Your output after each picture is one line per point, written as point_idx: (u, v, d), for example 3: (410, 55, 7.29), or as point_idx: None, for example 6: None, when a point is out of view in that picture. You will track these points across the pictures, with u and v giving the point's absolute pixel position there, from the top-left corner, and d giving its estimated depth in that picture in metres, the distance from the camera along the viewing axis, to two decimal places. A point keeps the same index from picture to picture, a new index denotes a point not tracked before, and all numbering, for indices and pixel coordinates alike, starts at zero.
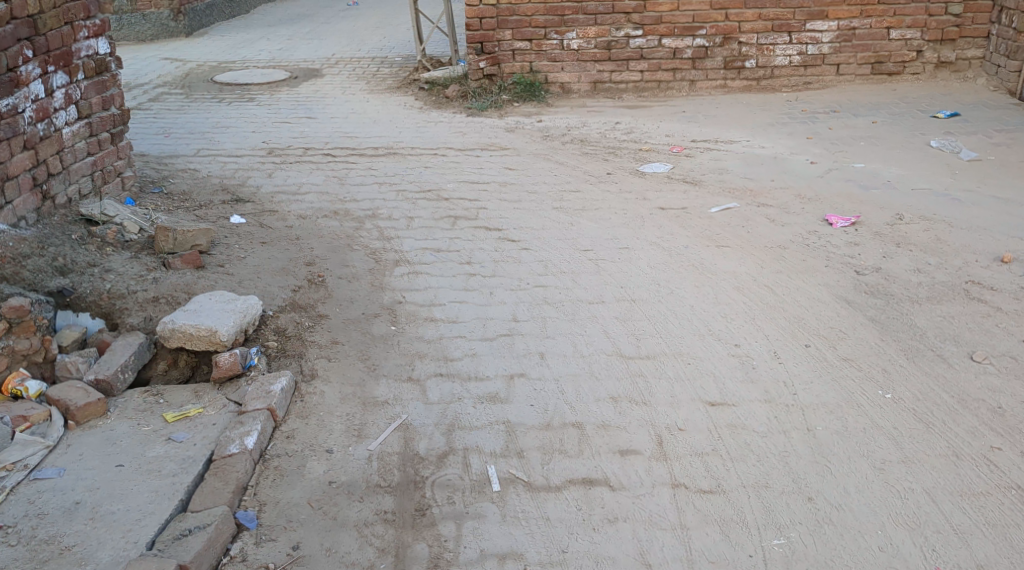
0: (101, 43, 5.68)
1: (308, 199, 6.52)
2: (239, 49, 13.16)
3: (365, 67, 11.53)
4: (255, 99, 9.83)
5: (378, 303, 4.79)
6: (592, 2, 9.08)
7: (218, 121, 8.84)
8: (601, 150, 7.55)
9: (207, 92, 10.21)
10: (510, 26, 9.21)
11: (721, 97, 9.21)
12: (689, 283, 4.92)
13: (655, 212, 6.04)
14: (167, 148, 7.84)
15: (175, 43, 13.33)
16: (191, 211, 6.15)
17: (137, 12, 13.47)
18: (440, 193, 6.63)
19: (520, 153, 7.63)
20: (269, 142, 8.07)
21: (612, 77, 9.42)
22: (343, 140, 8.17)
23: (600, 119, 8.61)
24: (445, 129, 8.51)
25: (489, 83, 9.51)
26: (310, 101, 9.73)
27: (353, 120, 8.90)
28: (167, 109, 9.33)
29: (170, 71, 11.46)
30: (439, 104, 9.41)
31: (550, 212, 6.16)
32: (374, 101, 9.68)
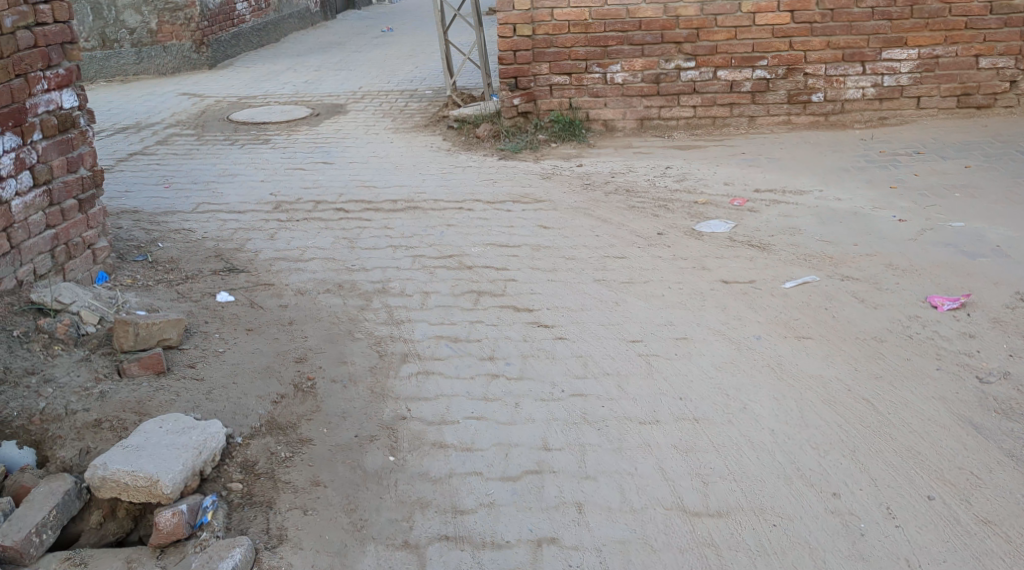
0: (66, 96, 4.89)
1: (311, 267, 5.66)
2: (262, 82, 12.42)
3: (392, 102, 10.72)
4: (270, 141, 9.05)
5: (377, 419, 3.87)
6: (638, 32, 8.18)
7: (225, 168, 8.04)
8: (650, 203, 6.59)
9: (220, 133, 9.45)
10: (547, 59, 8.32)
11: (785, 135, 8.25)
12: (764, 393, 3.92)
13: (715, 286, 5.07)
14: (163, 202, 7.05)
15: (195, 77, 12.61)
16: (174, 285, 5.32)
17: (158, 45, 12.73)
18: (462, 259, 5.71)
19: (557, 205, 6.70)
20: (276, 193, 7.25)
21: (661, 113, 8.49)
22: (358, 189, 7.31)
23: (648, 162, 7.66)
24: (473, 175, 7.61)
25: (524, 121, 8.61)
26: (329, 142, 8.92)
27: (373, 165, 8.05)
28: (173, 154, 8.55)
29: (185, 109, 10.73)
30: (469, 145, 8.54)
31: (591, 285, 5.21)
32: (398, 142, 8.83)
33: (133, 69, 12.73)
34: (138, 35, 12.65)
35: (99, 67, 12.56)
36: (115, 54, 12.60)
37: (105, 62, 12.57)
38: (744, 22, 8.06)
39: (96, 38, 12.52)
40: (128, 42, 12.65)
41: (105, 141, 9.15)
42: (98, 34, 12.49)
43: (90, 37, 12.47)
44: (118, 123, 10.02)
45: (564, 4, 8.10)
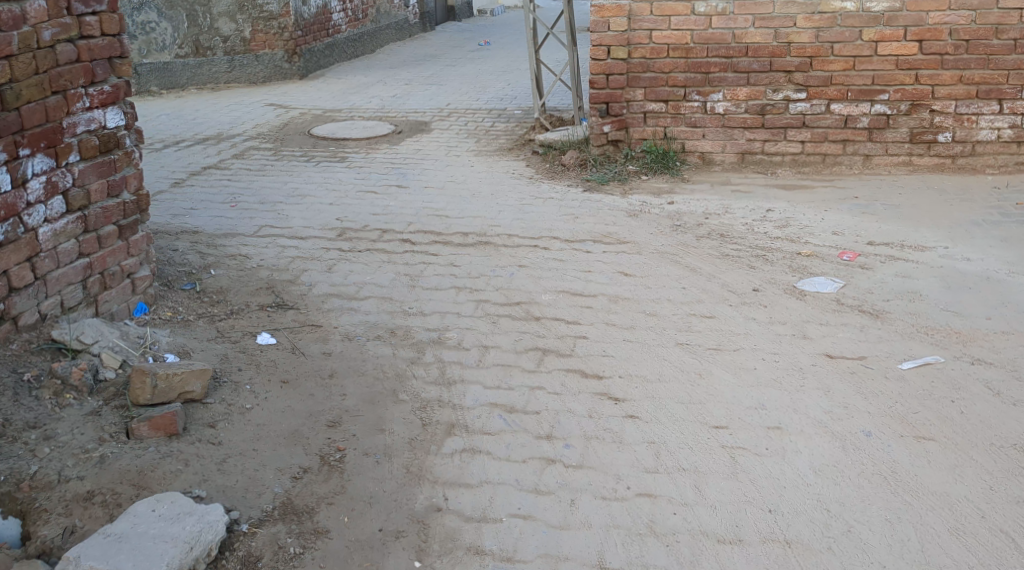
0: (110, 114, 4.54)
1: (364, 308, 5.19)
2: (351, 96, 12.16)
3: (478, 122, 10.27)
4: (347, 159, 8.69)
5: (407, 509, 3.33)
6: (745, 58, 7.52)
7: (295, 187, 7.69)
8: (747, 252, 5.90)
9: (299, 149, 9.15)
10: (642, 84, 7.75)
11: (904, 178, 7.44)
12: (874, 512, 3.23)
13: (818, 361, 4.36)
14: (226, 223, 6.72)
15: (285, 87, 12.44)
16: (215, 321, 4.92)
17: (250, 53, 12.58)
18: (530, 308, 5.14)
19: (642, 249, 6.07)
20: (343, 218, 6.84)
21: (765, 147, 7.77)
22: (429, 218, 6.84)
23: (746, 202, 6.97)
24: (553, 209, 7.04)
25: (614, 150, 8.06)
26: (407, 163, 8.50)
27: (449, 191, 7.58)
28: (247, 170, 8.27)
29: (269, 121, 10.51)
30: (553, 173, 8.01)
31: (672, 350, 4.57)
32: (479, 166, 8.36)
33: (226, 77, 12.56)
34: (231, 43, 12.53)
35: (192, 74, 12.44)
36: (208, 61, 12.47)
37: (198, 69, 12.45)
38: (864, 52, 7.32)
39: (190, 45, 12.41)
40: (221, 50, 12.53)
41: (183, 153, 8.95)
42: (192, 41, 12.40)
43: (184, 44, 12.39)
44: (200, 134, 9.84)
45: (665, 26, 7.52)
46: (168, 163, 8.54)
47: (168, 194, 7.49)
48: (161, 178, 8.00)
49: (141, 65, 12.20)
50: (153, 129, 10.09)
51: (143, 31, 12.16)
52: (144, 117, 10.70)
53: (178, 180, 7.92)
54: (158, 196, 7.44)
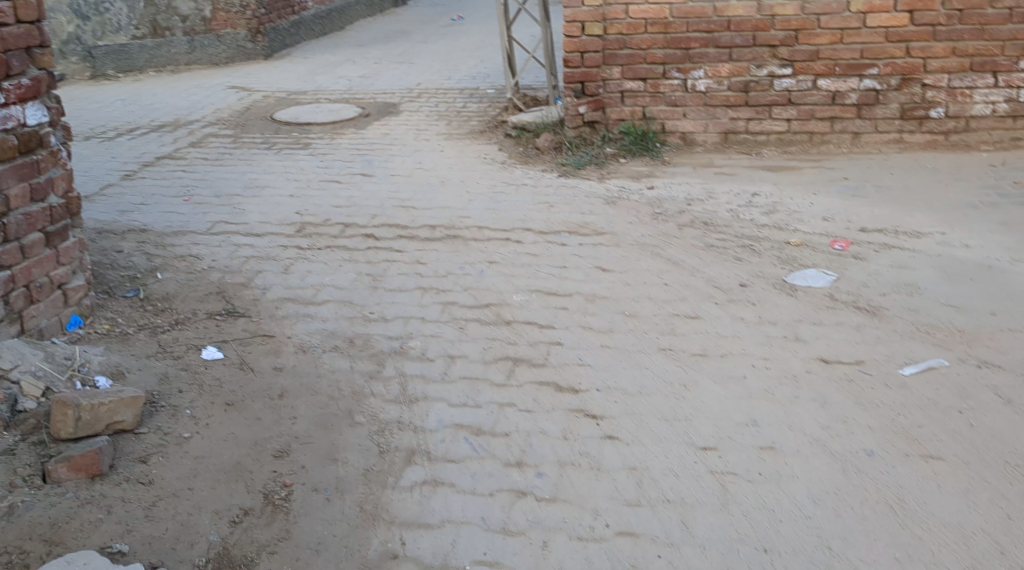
0: (31, 111, 4.10)
1: (322, 314, 4.80)
2: (317, 76, 11.68)
3: (450, 103, 9.85)
4: (310, 145, 8.25)
5: (359, 558, 2.98)
6: (726, 32, 7.15)
7: (254, 178, 7.26)
8: (732, 243, 5.54)
9: (260, 135, 8.70)
10: (619, 62, 7.36)
11: (895, 157, 7.09)
12: (881, 553, 2.92)
13: (812, 368, 4.02)
14: (177, 220, 6.29)
15: (249, 69, 11.93)
16: (157, 333, 4.52)
17: (211, 33, 12.10)
18: (500, 311, 4.77)
19: (620, 240, 5.71)
20: (303, 212, 6.43)
21: (749, 126, 7.41)
22: (395, 210, 6.44)
23: (730, 185, 6.62)
24: (527, 197, 6.65)
25: (590, 131, 7.64)
26: (374, 149, 8.08)
27: (417, 179, 7.17)
28: (204, 160, 7.82)
29: (231, 106, 10.03)
30: (527, 157, 7.61)
31: (653, 356, 4.21)
32: (450, 151, 7.96)
33: (186, 58, 12.05)
34: (190, 22, 11.99)
35: (150, 56, 11.86)
36: (166, 42, 11.93)
37: (156, 51, 11.89)
38: (852, 24, 6.95)
39: (147, 25, 11.80)
40: (180, 30, 11.99)
41: (137, 142, 8.48)
42: (149, 21, 11.80)
43: (141, 24, 11.76)
44: (157, 121, 9.36)
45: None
46: (120, 153, 8.08)
47: (117, 189, 7.04)
48: (112, 170, 7.55)
49: (96, 47, 11.53)
50: (107, 116, 9.60)
51: (96, 12, 11.47)
52: (98, 103, 10.19)
53: (130, 173, 7.47)
54: (106, 191, 6.99)
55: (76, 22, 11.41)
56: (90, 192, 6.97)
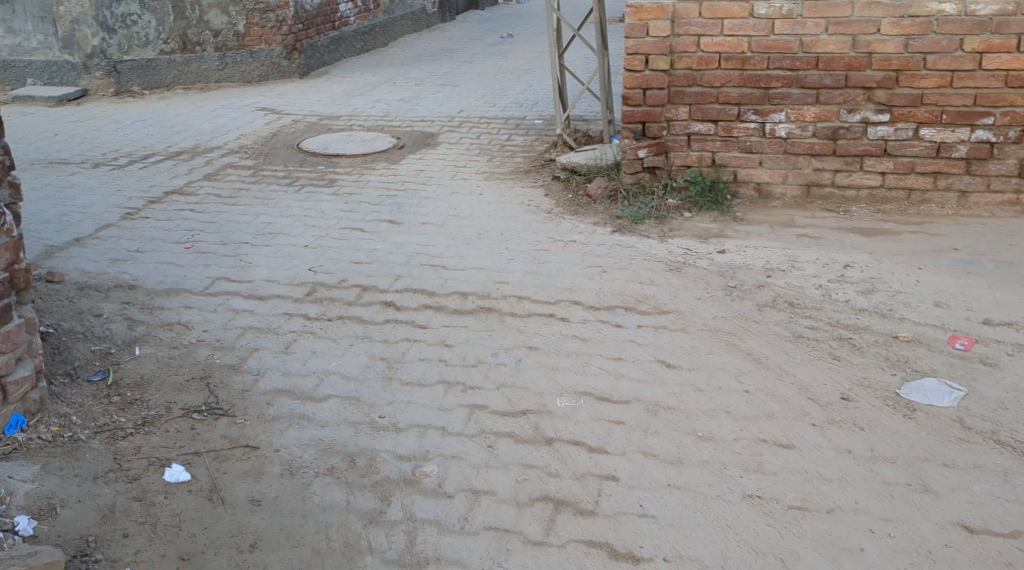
0: None
1: (321, 416, 3.92)
2: (353, 98, 10.90)
3: (493, 136, 8.99)
4: (336, 182, 7.44)
5: None
6: (814, 71, 6.18)
7: (267, 221, 6.45)
8: (825, 334, 4.57)
9: (283, 168, 7.92)
10: (686, 101, 6.45)
11: (1010, 222, 6.06)
12: None
13: (952, 540, 3.10)
14: (172, 275, 5.48)
15: (282, 88, 11.20)
16: (115, 439, 3.67)
17: (244, 49, 11.30)
18: (539, 422, 3.84)
19: (688, 323, 4.77)
20: (316, 268, 5.58)
21: (836, 179, 6.43)
22: (423, 269, 5.57)
23: (815, 252, 5.66)
24: (575, 259, 5.74)
25: (650, 178, 6.75)
26: (405, 189, 7.23)
27: (451, 229, 6.31)
28: (217, 197, 7.03)
29: (257, 130, 9.27)
30: (577, 206, 6.71)
31: (737, 506, 3.29)
32: (490, 195, 7.09)
33: (216, 76, 11.29)
34: (223, 37, 11.20)
35: (179, 72, 11.14)
36: (196, 58, 11.18)
37: (185, 66, 11.15)
38: (965, 65, 5.94)
39: (177, 40, 11.06)
40: (211, 46, 11.21)
41: (149, 172, 7.74)
42: (179, 35, 11.05)
43: (170, 38, 11.01)
44: (175, 147, 8.62)
45: (717, 31, 6.21)
46: (127, 186, 7.33)
47: (115, 229, 6.27)
48: (114, 206, 6.79)
49: (121, 62, 10.88)
50: (124, 139, 8.89)
51: (123, 24, 10.78)
52: (117, 124, 9.49)
53: (133, 209, 6.71)
54: (103, 231, 6.22)
55: (102, 35, 10.76)
56: (84, 233, 6.20)
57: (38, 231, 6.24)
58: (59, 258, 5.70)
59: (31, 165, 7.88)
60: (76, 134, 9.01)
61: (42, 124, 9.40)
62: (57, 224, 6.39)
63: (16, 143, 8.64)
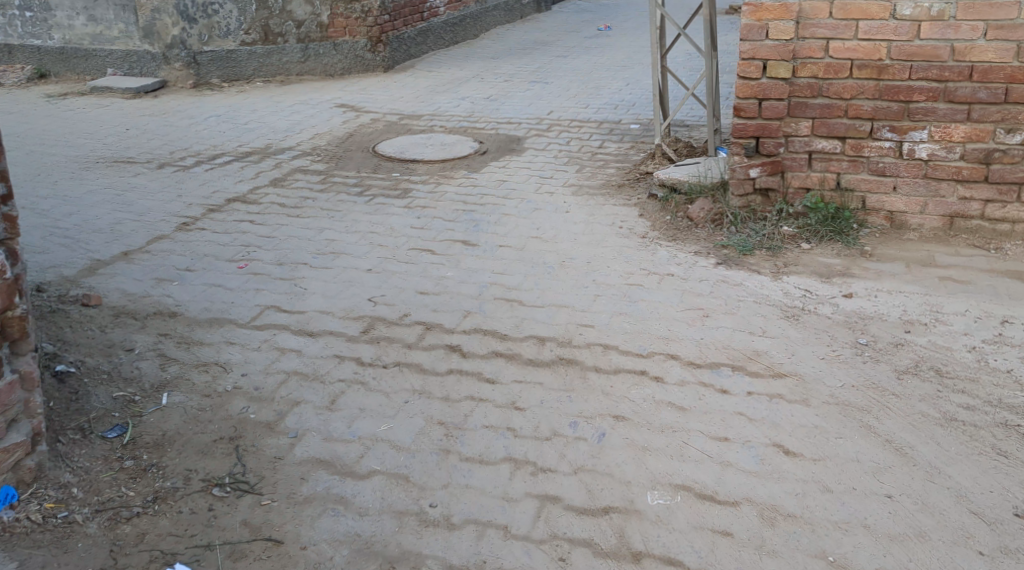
0: None
1: (362, 501, 3.28)
2: (437, 96, 10.30)
3: (584, 143, 8.25)
4: (409, 192, 6.82)
5: None
6: (966, 83, 5.24)
7: (330, 238, 5.86)
8: (984, 418, 3.69)
9: (355, 173, 7.34)
10: (809, 114, 5.59)
11: None
12: None
13: None
14: (219, 301, 4.93)
15: (364, 83, 10.67)
16: (116, 522, 3.15)
17: (328, 41, 10.81)
18: (626, 526, 3.13)
19: (810, 392, 3.95)
20: (378, 298, 4.96)
21: (987, 210, 5.47)
22: (496, 304, 4.89)
23: (962, 301, 4.75)
24: (673, 298, 4.96)
25: (762, 201, 5.91)
26: (484, 204, 6.56)
27: (531, 254, 5.60)
28: (281, 207, 6.48)
29: (334, 129, 8.73)
30: (675, 231, 5.92)
31: None
32: (577, 214, 6.36)
33: (298, 68, 10.81)
34: (305, 28, 10.70)
35: (260, 64, 10.69)
36: (278, 50, 10.71)
37: (266, 58, 10.70)
38: None
39: (258, 30, 10.59)
40: (294, 37, 10.72)
41: (214, 175, 7.26)
42: (261, 26, 10.57)
43: (251, 29, 10.55)
44: (246, 146, 8.13)
45: (850, 34, 5.34)
46: (190, 191, 6.85)
47: (168, 242, 5.77)
48: (173, 214, 6.31)
49: (201, 53, 10.49)
50: (195, 137, 8.45)
51: (204, 14, 10.36)
52: (190, 119, 9.06)
53: (191, 219, 6.21)
54: (154, 244, 5.73)
55: (182, 25, 10.35)
56: (135, 245, 5.72)
57: (87, 242, 5.78)
58: (103, 275, 5.22)
59: (96, 164, 7.48)
60: (147, 130, 8.63)
61: (116, 118, 9.05)
62: (108, 233, 5.93)
63: (86, 138, 8.29)
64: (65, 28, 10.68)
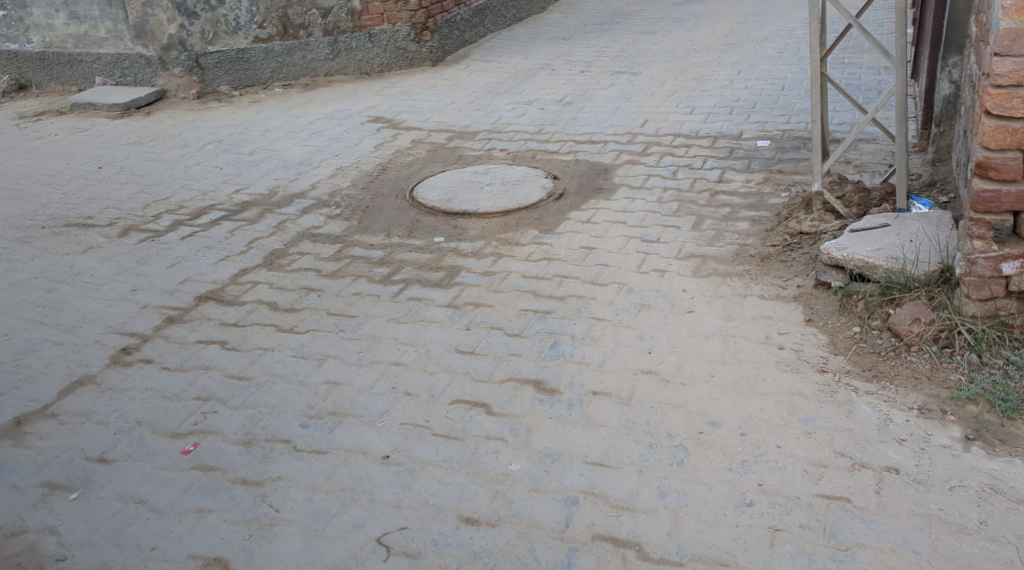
0: None
1: None
2: (497, 99, 8.18)
3: (697, 174, 6.08)
4: (457, 278, 4.79)
5: None
6: None
7: (332, 379, 3.85)
8: None
9: (383, 239, 5.32)
10: None
11: None
12: None
13: None
14: (132, 544, 2.98)
15: (407, 83, 8.61)
16: None
17: (362, 31, 8.69)
18: None
19: None
20: (395, 538, 2.95)
21: None
22: (598, 555, 2.83)
23: None
24: (912, 533, 2.82)
25: (1020, 306, 3.61)
26: (565, 298, 4.49)
27: (647, 417, 3.48)
28: (270, 309, 4.49)
29: (363, 159, 6.69)
30: (873, 358, 3.76)
31: None
32: (708, 317, 4.21)
33: (326, 67, 8.73)
34: (334, 17, 8.57)
35: (278, 65, 8.63)
36: (301, 46, 8.63)
37: (287, 57, 8.62)
38: None
39: (275, 22, 8.48)
40: (319, 29, 8.61)
41: (192, 246, 5.29)
42: (278, 16, 8.46)
43: (267, 22, 8.45)
44: (245, 192, 6.14)
45: None
46: (151, 277, 4.89)
47: (89, 392, 3.82)
48: (114, 327, 4.36)
49: (206, 55, 8.44)
50: (183, 177, 6.49)
51: (207, 6, 8.28)
52: (183, 147, 7.11)
53: (137, 338, 4.24)
54: (68, 399, 3.79)
55: (180, 21, 8.28)
56: (38, 401, 3.78)
57: None
58: None
59: (40, 231, 5.58)
60: (125, 168, 6.70)
61: (91, 149, 7.14)
62: (11, 371, 4.02)
63: (44, 184, 6.41)
64: (44, 28, 8.77)
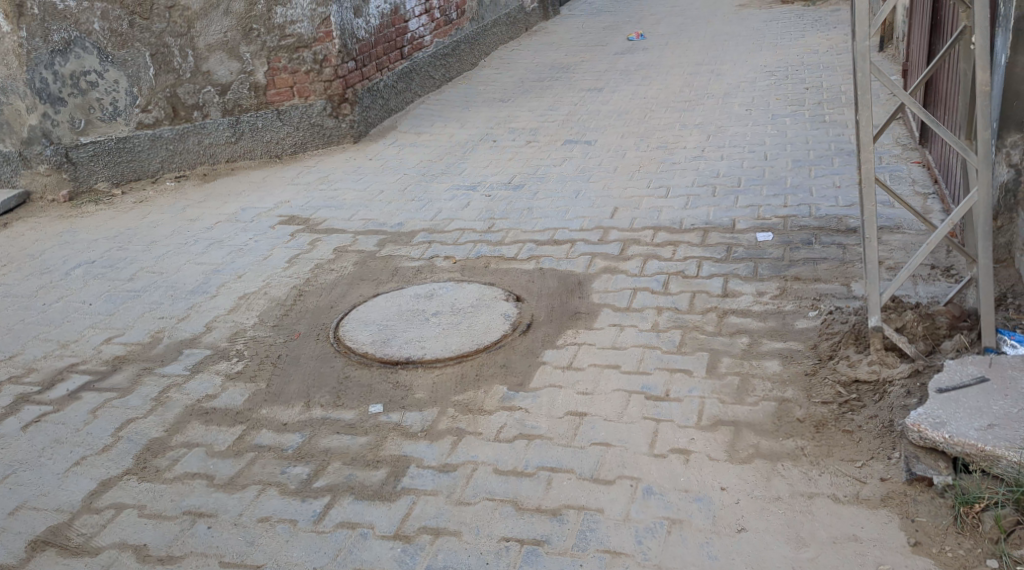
0: None
1: None
2: (434, 182, 6.91)
3: (693, 284, 4.88)
4: (403, 477, 3.46)
5: None
6: None
7: None
8: None
9: (299, 413, 3.96)
10: None
11: None
12: None
13: None
14: None
15: (326, 166, 7.30)
16: None
17: (268, 109, 7.37)
18: None
19: None
20: None
21: None
22: None
23: None
24: None
25: None
26: (560, 512, 3.19)
27: None
28: (137, 563, 3.10)
29: (273, 281, 5.32)
30: None
31: None
32: (769, 543, 2.96)
33: (227, 152, 7.37)
34: (233, 94, 7.26)
35: (169, 153, 7.22)
36: (195, 129, 7.25)
37: (179, 143, 7.23)
38: None
39: (162, 105, 7.10)
40: (217, 108, 7.27)
41: (35, 441, 3.86)
42: (165, 97, 7.09)
43: (151, 104, 7.07)
44: (117, 340, 4.73)
45: None
46: None
47: None
48: None
49: (77, 147, 6.96)
50: (38, 319, 5.03)
51: (76, 89, 6.86)
52: (44, 273, 5.65)
53: None
54: None
55: (42, 109, 6.80)
56: None
57: None
58: None
59: None
60: None
61: None
62: None
63: None
64: None
